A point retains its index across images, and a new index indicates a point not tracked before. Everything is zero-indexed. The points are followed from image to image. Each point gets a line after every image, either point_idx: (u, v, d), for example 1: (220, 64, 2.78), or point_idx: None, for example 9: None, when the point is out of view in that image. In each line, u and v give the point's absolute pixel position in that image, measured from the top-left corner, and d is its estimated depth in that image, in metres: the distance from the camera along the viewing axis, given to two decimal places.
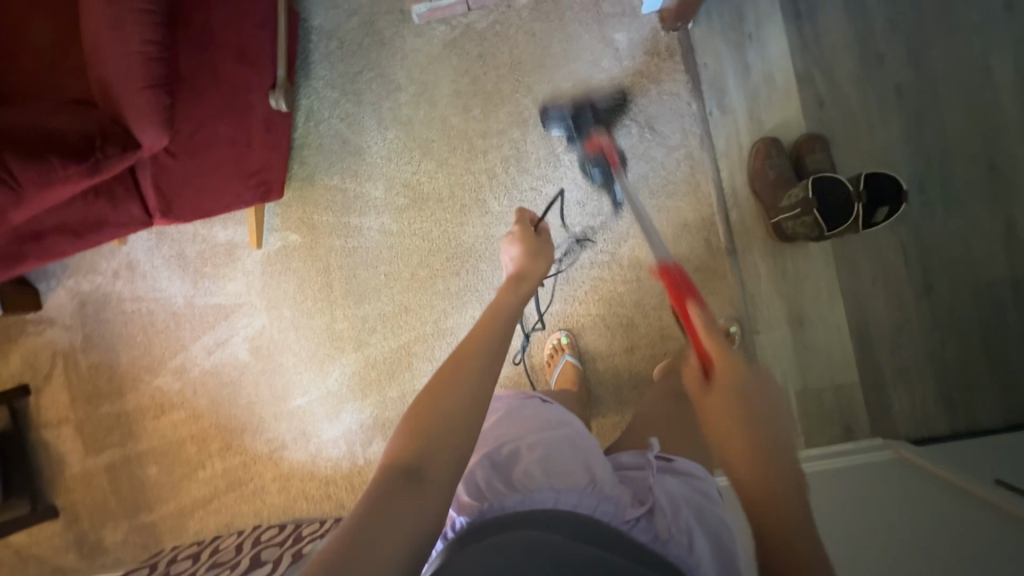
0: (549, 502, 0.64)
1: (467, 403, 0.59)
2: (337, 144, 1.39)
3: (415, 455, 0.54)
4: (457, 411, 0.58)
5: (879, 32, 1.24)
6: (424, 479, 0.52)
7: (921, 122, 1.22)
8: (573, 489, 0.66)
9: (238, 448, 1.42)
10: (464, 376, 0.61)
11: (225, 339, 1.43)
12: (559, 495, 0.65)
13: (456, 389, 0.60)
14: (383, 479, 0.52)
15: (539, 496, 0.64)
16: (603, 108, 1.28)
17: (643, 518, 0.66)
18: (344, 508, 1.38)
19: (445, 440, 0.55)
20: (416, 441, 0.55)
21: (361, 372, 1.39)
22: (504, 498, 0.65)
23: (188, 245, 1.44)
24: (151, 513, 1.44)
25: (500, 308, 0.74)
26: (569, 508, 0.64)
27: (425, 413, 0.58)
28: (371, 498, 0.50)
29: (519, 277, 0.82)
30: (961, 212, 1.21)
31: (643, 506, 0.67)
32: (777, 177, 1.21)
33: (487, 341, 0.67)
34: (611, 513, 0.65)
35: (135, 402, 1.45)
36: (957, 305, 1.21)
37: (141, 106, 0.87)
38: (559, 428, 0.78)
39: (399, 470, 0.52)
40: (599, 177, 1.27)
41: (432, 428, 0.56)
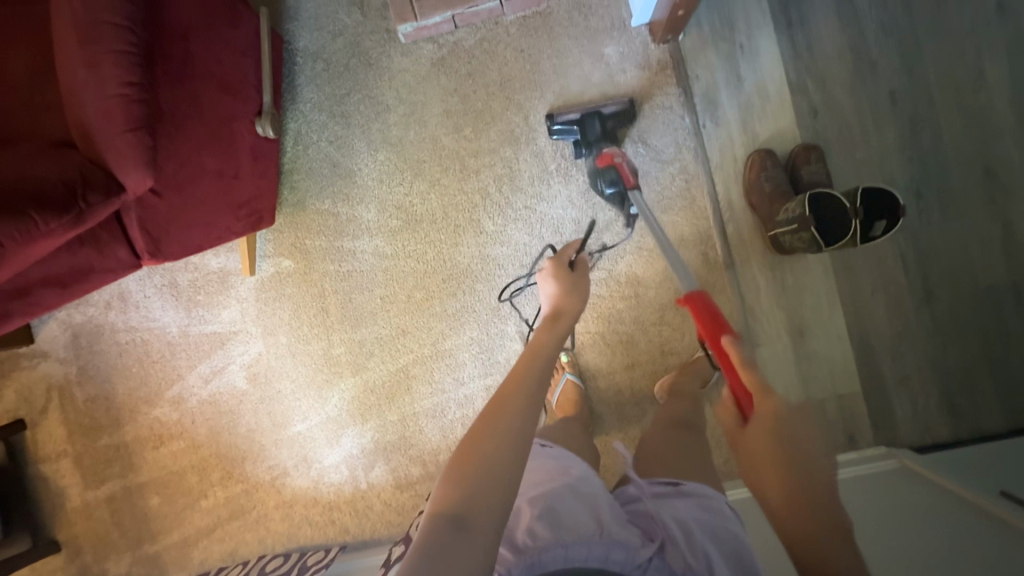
0: (560, 560, 0.63)
1: (511, 448, 0.60)
2: (328, 167, 1.37)
3: (460, 499, 0.55)
4: (498, 450, 0.59)
5: (871, 39, 1.22)
6: (470, 522, 0.53)
7: (916, 128, 1.21)
8: (582, 540, 0.65)
9: (239, 476, 1.41)
10: (506, 420, 0.62)
11: (222, 367, 1.42)
12: (569, 550, 0.64)
13: (498, 435, 0.61)
14: (432, 523, 0.53)
15: (548, 556, 0.64)
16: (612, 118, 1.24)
17: (655, 557, 0.67)
18: (349, 532, 1.38)
19: (492, 486, 0.56)
20: (460, 486, 0.56)
21: (361, 396, 1.38)
22: (512, 566, 0.63)
23: (180, 274, 1.42)
24: (155, 543, 1.43)
25: (536, 348, 0.76)
26: (581, 560, 0.64)
27: (470, 457, 0.59)
28: (421, 544, 0.51)
29: (555, 314, 0.85)
30: (959, 219, 1.21)
31: (653, 544, 0.68)
32: (773, 190, 1.20)
33: (525, 386, 0.68)
34: (623, 560, 0.65)
35: (134, 433, 1.44)
36: (957, 311, 1.21)
37: (124, 150, 0.86)
38: (559, 478, 0.77)
39: (446, 516, 0.53)
40: (611, 193, 1.20)
41: (475, 469, 0.57)
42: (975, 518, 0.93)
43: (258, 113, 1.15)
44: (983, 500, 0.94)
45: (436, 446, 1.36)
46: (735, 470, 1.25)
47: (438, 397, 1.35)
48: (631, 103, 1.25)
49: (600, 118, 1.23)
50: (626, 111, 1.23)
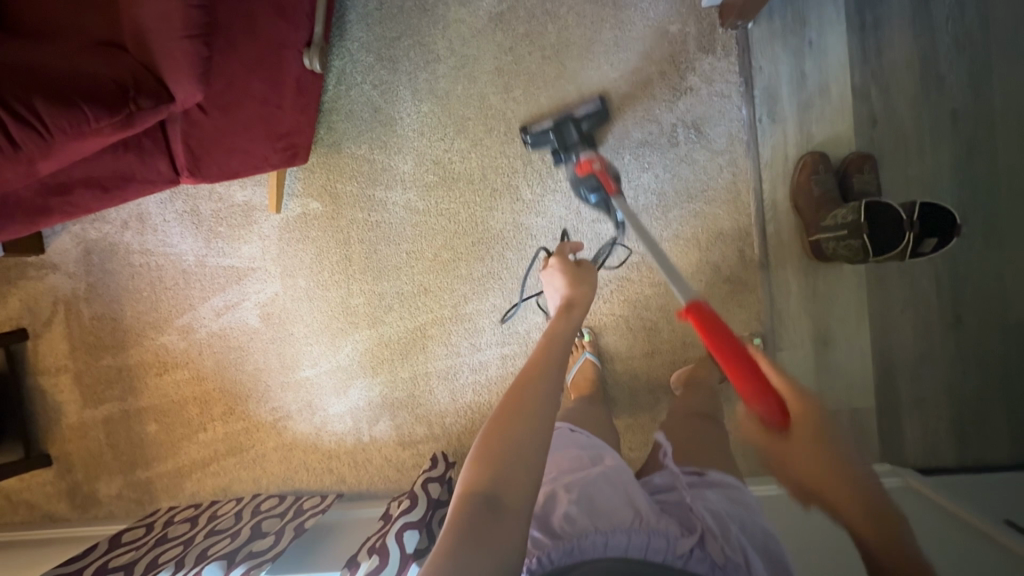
0: (597, 548, 0.66)
1: (539, 430, 0.59)
2: (369, 112, 1.33)
3: (492, 481, 0.54)
4: (528, 433, 0.58)
5: (943, 53, 1.19)
6: (503, 506, 0.52)
7: (972, 152, 1.19)
8: (620, 528, 0.67)
9: (241, 413, 1.40)
10: (529, 403, 0.61)
11: (236, 303, 1.39)
12: (607, 539, 0.66)
13: (524, 419, 0.59)
14: (463, 507, 0.52)
15: (585, 543, 0.66)
16: (585, 120, 1.23)
17: (696, 548, 0.66)
18: (345, 483, 1.37)
19: (519, 471, 0.55)
20: (489, 468, 0.55)
21: (374, 349, 1.36)
22: (552, 551, 0.67)
23: (203, 202, 1.39)
24: (147, 470, 1.42)
25: (552, 336, 0.73)
26: (620, 550, 0.65)
27: (497, 441, 0.57)
28: (453, 527, 0.50)
29: (568, 306, 0.79)
30: (1001, 248, 1.19)
31: (693, 533, 0.67)
32: (821, 195, 1.18)
33: (547, 368, 0.66)
34: (662, 549, 0.66)
35: (138, 358, 1.42)
36: (983, 340, 1.20)
37: (178, 56, 0.82)
38: (593, 465, 0.79)
39: (478, 498, 0.52)
40: (595, 201, 1.22)
41: (505, 453, 0.56)
42: (981, 543, 0.94)
43: (308, 44, 1.07)
44: (1002, 534, 0.92)
45: (444, 408, 1.34)
46: (739, 467, 1.26)
47: (452, 360, 1.34)
48: (603, 99, 1.25)
49: (573, 123, 1.22)
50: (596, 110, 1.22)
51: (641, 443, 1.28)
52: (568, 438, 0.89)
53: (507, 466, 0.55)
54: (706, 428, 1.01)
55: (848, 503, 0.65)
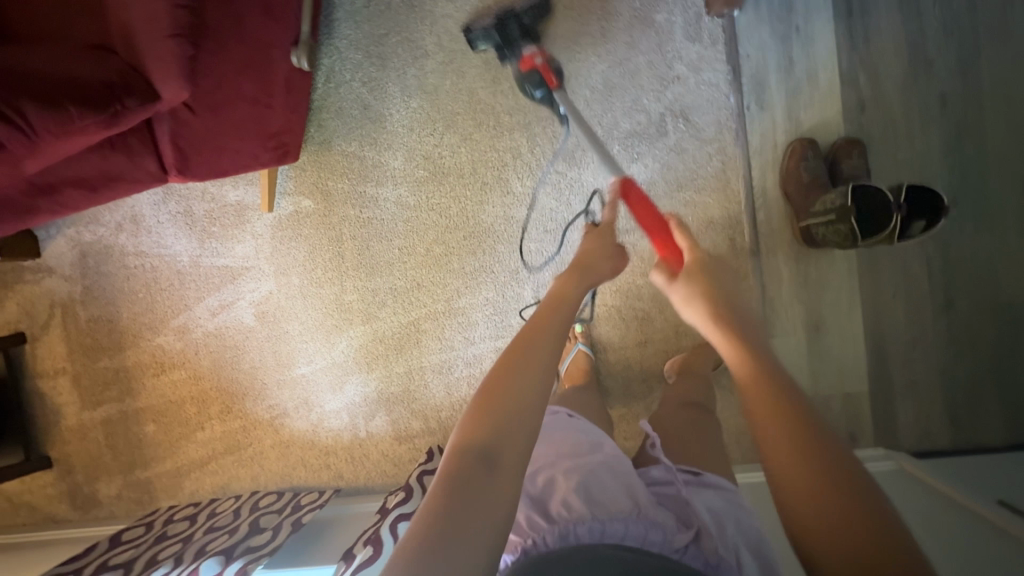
0: (594, 535, 0.66)
1: (536, 389, 0.59)
2: (358, 109, 1.33)
3: (487, 437, 0.55)
4: (524, 392, 0.58)
5: (930, 36, 1.19)
6: (497, 462, 0.53)
7: (961, 135, 1.19)
8: (619, 518, 0.67)
9: (238, 412, 1.41)
10: (526, 367, 0.61)
11: (231, 302, 1.40)
12: (605, 526, 0.66)
13: (522, 377, 0.59)
14: (459, 461, 0.53)
15: (581, 530, 0.66)
16: (528, 15, 1.19)
17: (691, 545, 0.66)
18: (342, 479, 1.38)
19: (514, 429, 0.56)
20: (486, 425, 0.55)
21: (368, 345, 1.37)
22: (547, 534, 0.67)
23: (196, 202, 1.39)
24: (147, 470, 1.43)
25: (559, 296, 0.71)
26: (616, 539, 0.65)
27: (491, 403, 0.58)
28: (447, 481, 0.51)
29: (582, 267, 0.77)
30: (992, 231, 1.19)
31: (690, 531, 0.68)
32: (810, 181, 1.18)
33: (549, 329, 0.65)
34: (658, 542, 0.66)
35: (135, 359, 1.43)
36: (975, 323, 1.20)
37: (165, 56, 0.83)
38: (593, 454, 0.79)
39: (473, 454, 0.53)
40: (541, 97, 1.16)
41: (501, 411, 0.57)
42: (980, 530, 0.93)
43: (296, 43, 1.08)
44: (999, 517, 0.91)
45: (439, 402, 1.35)
46: (735, 454, 1.27)
47: (447, 354, 1.34)
48: None
49: (515, 17, 1.17)
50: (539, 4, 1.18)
51: (636, 433, 1.28)
52: (566, 424, 0.88)
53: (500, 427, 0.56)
54: (700, 418, 1.01)
55: (799, 478, 0.52)
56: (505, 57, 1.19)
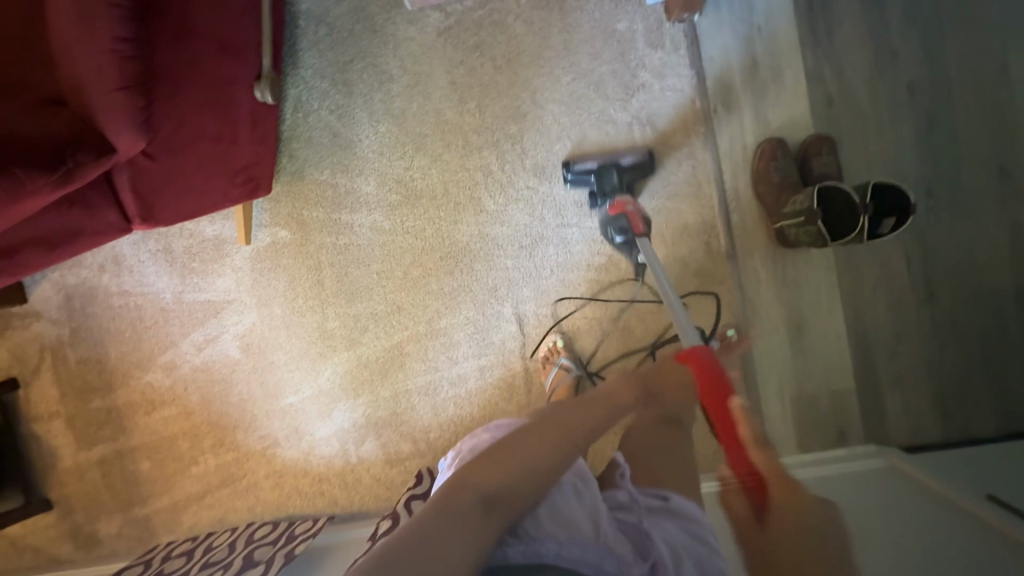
0: (551, 554, 0.64)
1: (548, 466, 0.69)
2: (328, 137, 1.34)
3: (495, 484, 0.64)
4: (540, 463, 0.69)
5: (894, 27, 1.18)
6: (492, 508, 0.62)
7: (932, 125, 1.18)
8: (579, 542, 0.66)
9: (230, 444, 1.42)
10: (539, 448, 0.70)
11: (215, 336, 1.41)
12: (563, 548, 0.64)
13: (546, 451, 0.70)
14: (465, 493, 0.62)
15: (543, 548, 0.64)
16: (629, 171, 1.21)
17: None
18: (337, 505, 1.39)
19: (519, 488, 0.66)
20: (498, 474, 0.65)
21: (353, 371, 1.37)
22: (508, 548, 0.64)
23: (175, 240, 1.40)
24: (145, 507, 1.44)
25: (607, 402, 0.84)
26: (571, 562, 0.64)
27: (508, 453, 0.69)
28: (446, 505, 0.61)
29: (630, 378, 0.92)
30: (969, 219, 1.18)
31: (646, 563, 0.67)
32: (781, 181, 1.17)
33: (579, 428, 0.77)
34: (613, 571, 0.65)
35: (126, 398, 1.44)
36: (958, 314, 1.19)
37: (116, 108, 0.84)
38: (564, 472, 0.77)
39: (477, 493, 0.63)
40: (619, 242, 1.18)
41: (517, 467, 0.67)
42: (965, 523, 0.92)
43: (258, 77, 1.07)
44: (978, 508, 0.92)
45: (427, 423, 1.35)
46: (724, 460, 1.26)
47: (431, 375, 1.34)
48: (650, 153, 1.22)
49: (616, 170, 1.20)
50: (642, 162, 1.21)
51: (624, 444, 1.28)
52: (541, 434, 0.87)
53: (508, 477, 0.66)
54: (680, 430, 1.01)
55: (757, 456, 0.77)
56: (596, 206, 1.24)
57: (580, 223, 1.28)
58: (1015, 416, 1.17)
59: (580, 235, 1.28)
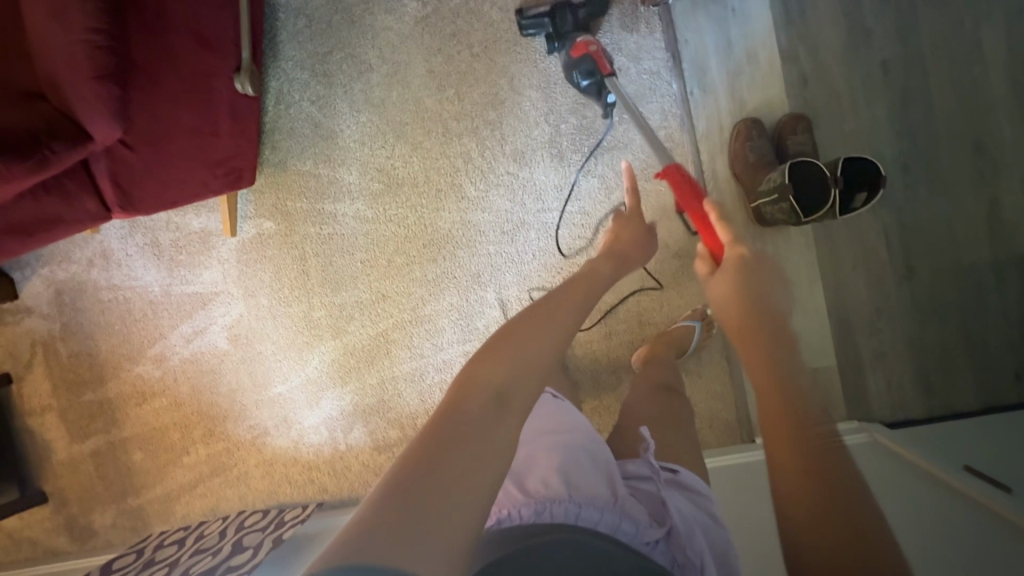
0: (570, 516, 0.65)
1: (549, 342, 0.56)
2: (310, 128, 1.35)
3: (501, 375, 0.50)
4: (539, 346, 0.55)
5: (867, 5, 1.18)
6: (508, 403, 0.48)
7: (906, 102, 1.18)
8: (595, 504, 0.67)
9: (221, 434, 1.43)
10: (531, 331, 0.57)
11: (203, 327, 1.42)
12: (581, 509, 0.66)
13: (538, 330, 0.57)
14: (469, 396, 0.48)
15: (559, 508, 0.66)
16: (586, 10, 1.19)
17: (661, 540, 0.68)
18: (327, 492, 1.41)
19: (526, 369, 0.52)
20: (497, 365, 0.51)
21: (340, 359, 1.38)
22: (521, 509, 0.67)
23: (162, 233, 1.42)
24: (138, 498, 1.46)
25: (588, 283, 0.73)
26: (590, 524, 0.65)
27: (491, 371, 0.51)
28: (449, 416, 0.46)
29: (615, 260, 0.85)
30: (945, 195, 1.19)
31: (663, 527, 0.68)
32: (757, 161, 1.18)
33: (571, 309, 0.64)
34: (630, 533, 0.66)
35: (117, 390, 1.46)
36: (937, 290, 1.20)
37: (93, 99, 0.85)
38: (580, 441, 0.81)
39: (483, 392, 0.48)
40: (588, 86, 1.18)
41: (512, 350, 0.53)
42: (959, 506, 0.90)
43: (238, 70, 1.07)
44: (980, 495, 0.88)
45: (414, 409, 1.37)
46: (708, 439, 1.27)
47: (417, 362, 1.36)
48: None
49: (571, 9, 1.18)
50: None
51: (609, 425, 1.29)
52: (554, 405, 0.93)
53: (500, 392, 0.49)
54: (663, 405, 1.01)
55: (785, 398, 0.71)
56: (552, 50, 1.22)
57: (561, 208, 1.29)
58: (995, 390, 1.18)
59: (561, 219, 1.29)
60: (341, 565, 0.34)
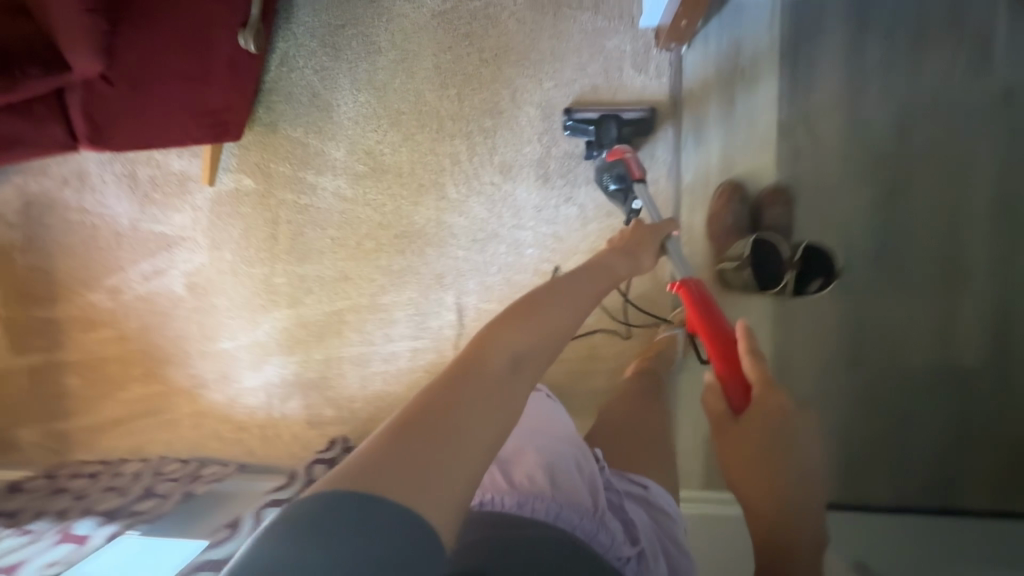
0: (550, 514, 0.65)
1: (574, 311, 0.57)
2: (307, 96, 1.34)
3: (521, 338, 0.49)
4: (566, 316, 0.55)
5: (872, 95, 1.18)
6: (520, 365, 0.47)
7: (889, 198, 1.19)
8: (576, 508, 0.67)
9: (160, 377, 1.43)
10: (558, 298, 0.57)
11: (163, 269, 1.42)
12: (561, 510, 0.65)
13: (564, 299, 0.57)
14: (486, 353, 0.47)
15: (540, 505, 0.65)
16: (630, 125, 1.22)
17: (633, 559, 0.67)
18: (251, 456, 1.41)
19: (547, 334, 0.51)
20: (524, 326, 0.51)
21: (291, 329, 1.38)
22: (505, 498, 0.66)
23: (141, 167, 1.41)
24: (67, 422, 1.46)
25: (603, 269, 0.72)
26: (569, 525, 0.65)
27: (519, 325, 0.51)
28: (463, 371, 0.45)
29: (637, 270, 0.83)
30: (906, 295, 1.20)
31: (636, 547, 0.68)
32: (732, 226, 1.21)
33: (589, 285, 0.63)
34: (606, 545, 0.65)
35: (66, 312, 1.45)
36: (877, 386, 1.22)
37: (76, 26, 0.86)
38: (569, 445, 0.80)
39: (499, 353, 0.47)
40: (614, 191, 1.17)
41: (542, 313, 0.53)
42: None
43: (243, 25, 1.06)
44: None
45: (353, 393, 1.37)
46: None
47: (366, 348, 1.36)
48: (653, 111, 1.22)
49: (618, 122, 1.20)
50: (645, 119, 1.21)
51: None
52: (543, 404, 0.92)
53: (518, 356, 0.48)
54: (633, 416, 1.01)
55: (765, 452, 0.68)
56: (590, 156, 1.24)
57: (535, 228, 1.30)
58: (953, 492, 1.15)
59: (533, 239, 1.30)
60: (337, 509, 0.35)
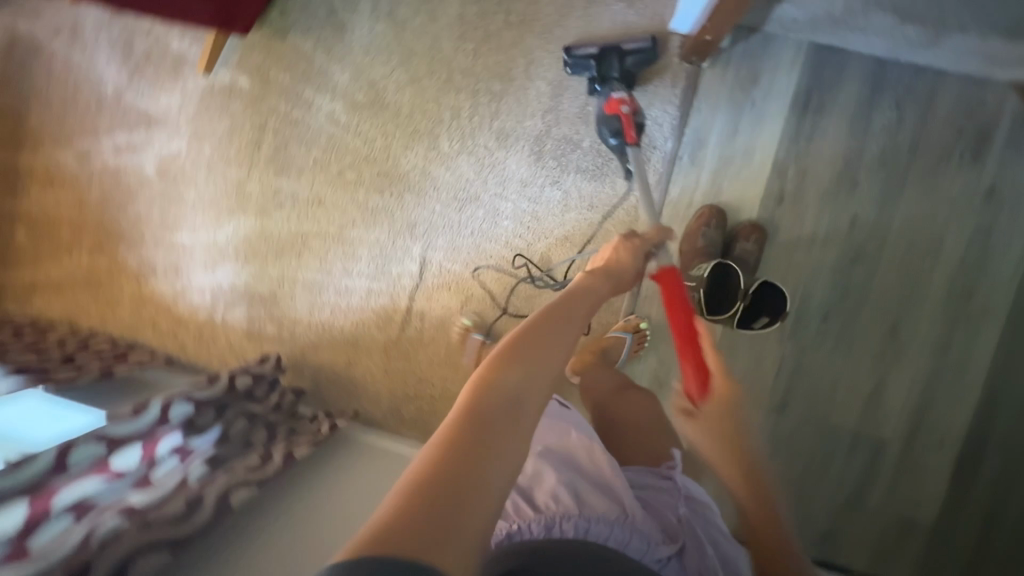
0: (579, 532, 0.63)
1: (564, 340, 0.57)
2: (324, 11, 1.31)
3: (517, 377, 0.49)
4: (556, 349, 0.55)
5: (867, 160, 1.20)
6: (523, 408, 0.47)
7: (856, 262, 1.22)
8: (606, 519, 0.65)
9: (110, 252, 1.41)
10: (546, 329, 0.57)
11: (138, 146, 1.38)
12: (590, 525, 0.64)
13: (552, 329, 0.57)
14: (489, 400, 0.46)
15: (567, 525, 0.63)
16: (631, 59, 1.17)
17: (673, 557, 0.65)
18: (183, 352, 1.40)
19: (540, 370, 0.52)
20: (521, 363, 0.51)
21: (252, 239, 1.37)
22: (530, 524, 0.64)
23: (138, 37, 1.36)
24: (5, 274, 1.43)
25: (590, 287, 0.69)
26: (600, 539, 0.63)
27: (515, 365, 0.51)
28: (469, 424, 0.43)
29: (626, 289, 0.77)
30: (846, 357, 1.24)
31: (674, 545, 0.66)
32: (703, 247, 1.21)
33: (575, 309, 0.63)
34: (641, 550, 0.64)
35: (28, 164, 1.41)
36: (796, 435, 1.26)
37: None
38: (588, 452, 0.78)
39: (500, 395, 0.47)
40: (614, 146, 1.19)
41: (532, 348, 0.54)
42: None
43: None
44: None
45: (299, 316, 1.37)
46: None
47: (322, 276, 1.35)
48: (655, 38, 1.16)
49: (618, 55, 1.17)
50: (645, 49, 1.15)
51: None
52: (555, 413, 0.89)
53: (521, 394, 0.48)
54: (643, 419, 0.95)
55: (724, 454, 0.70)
56: (592, 91, 1.21)
57: (516, 202, 1.29)
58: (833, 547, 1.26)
59: (511, 212, 1.29)
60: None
